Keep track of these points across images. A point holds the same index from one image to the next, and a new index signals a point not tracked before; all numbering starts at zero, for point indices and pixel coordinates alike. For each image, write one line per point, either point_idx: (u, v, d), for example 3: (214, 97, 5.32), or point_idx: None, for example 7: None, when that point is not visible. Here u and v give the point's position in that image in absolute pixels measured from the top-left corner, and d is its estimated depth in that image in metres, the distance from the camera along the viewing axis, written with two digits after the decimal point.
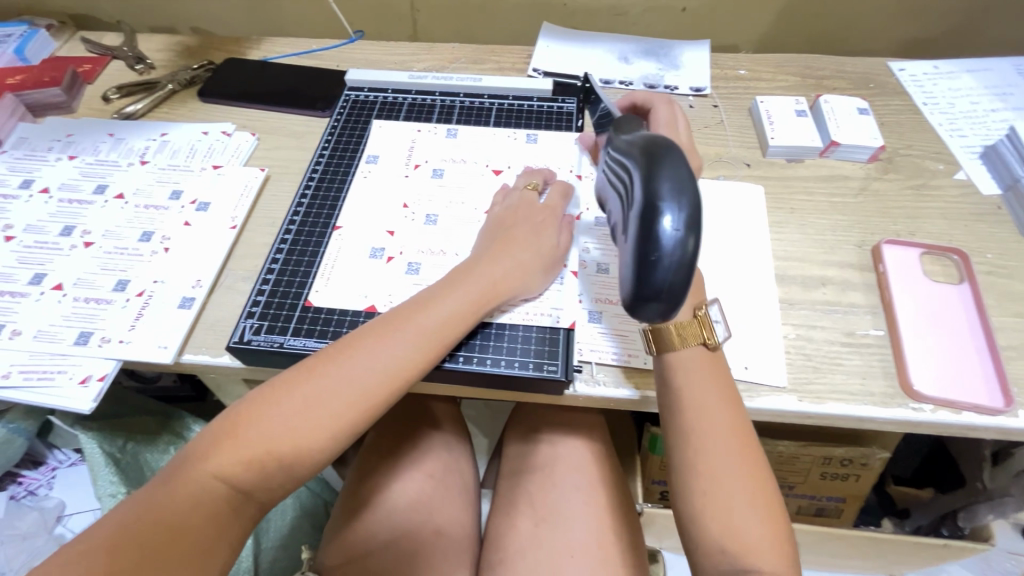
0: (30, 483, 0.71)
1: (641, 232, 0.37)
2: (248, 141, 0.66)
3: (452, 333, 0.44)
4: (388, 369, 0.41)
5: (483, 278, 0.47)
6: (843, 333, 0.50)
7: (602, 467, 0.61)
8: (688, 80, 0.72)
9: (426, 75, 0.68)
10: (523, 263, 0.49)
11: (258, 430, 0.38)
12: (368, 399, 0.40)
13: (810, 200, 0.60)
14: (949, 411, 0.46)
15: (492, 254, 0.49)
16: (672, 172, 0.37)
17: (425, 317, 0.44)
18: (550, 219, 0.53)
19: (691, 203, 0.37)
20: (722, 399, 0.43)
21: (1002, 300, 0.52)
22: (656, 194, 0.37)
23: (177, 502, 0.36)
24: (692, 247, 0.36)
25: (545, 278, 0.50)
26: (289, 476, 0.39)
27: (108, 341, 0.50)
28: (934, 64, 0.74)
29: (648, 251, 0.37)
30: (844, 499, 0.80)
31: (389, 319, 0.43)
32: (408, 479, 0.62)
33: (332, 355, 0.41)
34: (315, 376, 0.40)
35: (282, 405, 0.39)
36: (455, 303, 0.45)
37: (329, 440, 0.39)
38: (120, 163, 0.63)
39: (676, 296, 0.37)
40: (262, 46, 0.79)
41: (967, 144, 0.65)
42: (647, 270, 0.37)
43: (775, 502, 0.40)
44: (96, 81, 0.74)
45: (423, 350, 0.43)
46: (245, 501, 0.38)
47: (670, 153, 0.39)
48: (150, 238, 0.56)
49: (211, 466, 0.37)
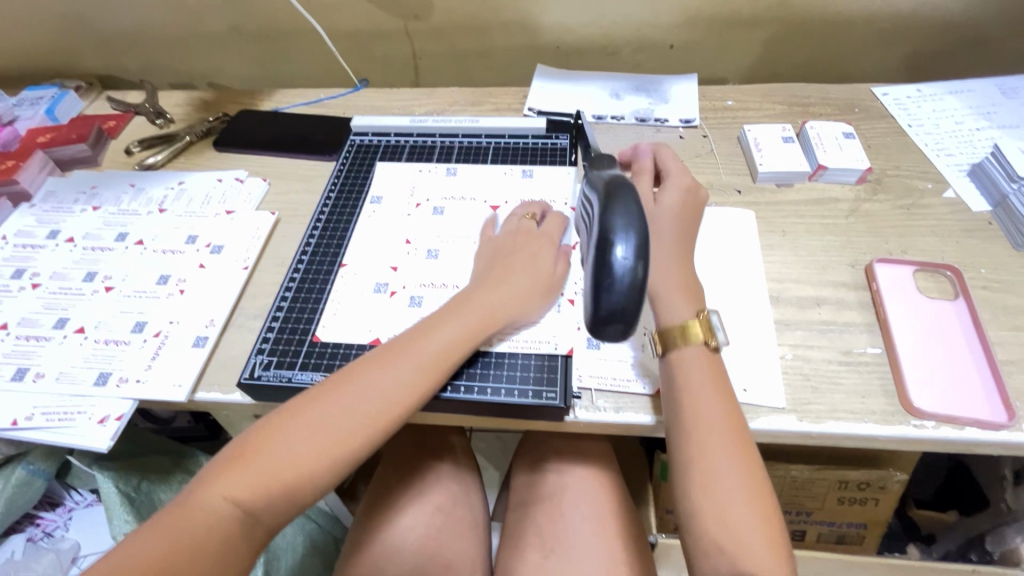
0: (47, 525, 0.72)
1: (599, 257, 0.43)
2: (259, 186, 0.69)
3: (454, 357, 0.46)
4: (390, 395, 0.42)
5: (483, 303, 0.49)
6: (840, 352, 0.51)
7: (611, 496, 0.61)
8: (678, 113, 0.75)
9: (426, 119, 0.72)
10: (522, 288, 0.51)
11: (269, 454, 0.39)
12: (374, 422, 0.42)
13: (802, 222, 0.61)
14: (952, 427, 0.46)
15: (491, 281, 0.51)
16: (624, 209, 0.44)
17: (427, 342, 0.45)
18: (547, 245, 0.55)
19: (640, 234, 0.43)
20: (721, 404, 0.44)
21: (998, 314, 0.52)
22: (611, 226, 0.44)
23: (189, 527, 0.37)
24: (640, 272, 0.42)
25: (542, 304, 0.52)
26: (296, 500, 0.39)
27: (126, 381, 0.52)
28: (917, 87, 0.76)
29: (604, 274, 0.43)
30: (865, 525, 0.77)
31: (393, 346, 0.45)
32: (417, 513, 0.62)
33: (338, 381, 0.43)
34: (323, 400, 0.42)
35: (290, 429, 0.40)
36: (456, 328, 0.47)
37: (336, 462, 0.40)
38: (140, 212, 0.67)
39: (631, 315, 0.42)
40: (274, 97, 0.84)
41: (954, 163, 0.66)
42: (603, 291, 0.43)
43: (773, 508, 0.41)
44: (119, 136, 0.79)
45: (426, 373, 0.44)
46: (251, 527, 0.38)
47: (623, 194, 0.46)
48: (167, 281, 0.59)
49: (221, 491, 0.38)
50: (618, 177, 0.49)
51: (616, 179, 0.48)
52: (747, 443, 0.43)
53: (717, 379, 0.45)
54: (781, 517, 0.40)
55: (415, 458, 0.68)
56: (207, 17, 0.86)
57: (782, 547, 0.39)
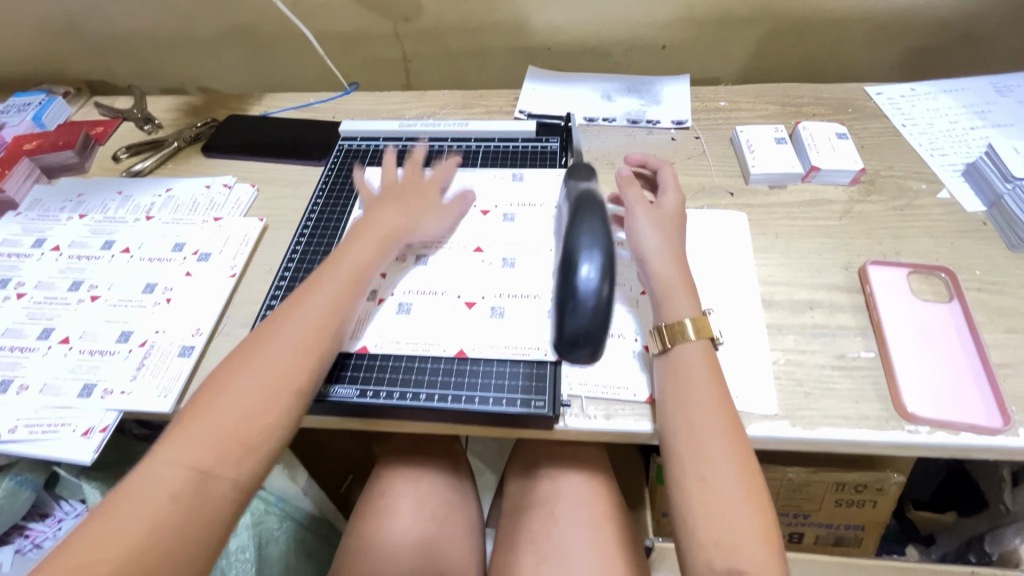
0: (36, 536, 0.71)
1: (565, 279, 0.48)
2: (248, 192, 0.68)
3: (367, 274, 0.50)
4: (313, 319, 0.45)
5: (378, 229, 0.54)
6: (833, 356, 0.50)
7: (606, 503, 0.60)
8: (669, 114, 0.74)
9: (416, 123, 0.71)
10: (412, 213, 0.57)
11: (212, 408, 0.39)
12: (307, 350, 0.44)
13: (795, 225, 0.61)
14: (947, 433, 0.45)
15: (382, 211, 0.55)
16: (589, 233, 0.49)
17: (338, 270, 0.49)
18: (431, 182, 0.61)
19: (604, 257, 0.48)
20: (718, 403, 0.44)
21: (993, 316, 0.52)
22: (577, 249, 0.49)
23: (142, 493, 0.36)
24: (605, 292, 0.47)
25: (437, 225, 0.58)
26: (249, 446, 0.39)
27: (110, 392, 0.51)
28: (911, 86, 0.76)
29: (569, 296, 0.47)
30: (863, 527, 0.76)
31: (309, 282, 0.49)
32: (410, 520, 0.61)
33: (264, 327, 0.45)
34: (259, 346, 0.43)
35: (230, 380, 0.41)
36: (360, 251, 0.51)
37: (281, 399, 0.41)
38: (126, 219, 0.66)
39: (596, 337, 0.47)
40: (263, 102, 0.83)
41: (948, 163, 0.66)
42: (568, 312, 0.47)
43: (765, 498, 0.41)
44: (107, 143, 0.78)
45: (344, 292, 0.48)
46: (208, 482, 0.37)
47: (590, 217, 0.51)
48: (153, 289, 0.59)
49: (171, 452, 0.37)
50: (591, 198, 0.54)
51: (586, 201, 0.53)
52: (742, 441, 0.43)
53: (713, 376, 0.46)
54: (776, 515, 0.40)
55: (408, 462, 0.67)
56: (195, 22, 0.86)
57: (775, 542, 0.39)
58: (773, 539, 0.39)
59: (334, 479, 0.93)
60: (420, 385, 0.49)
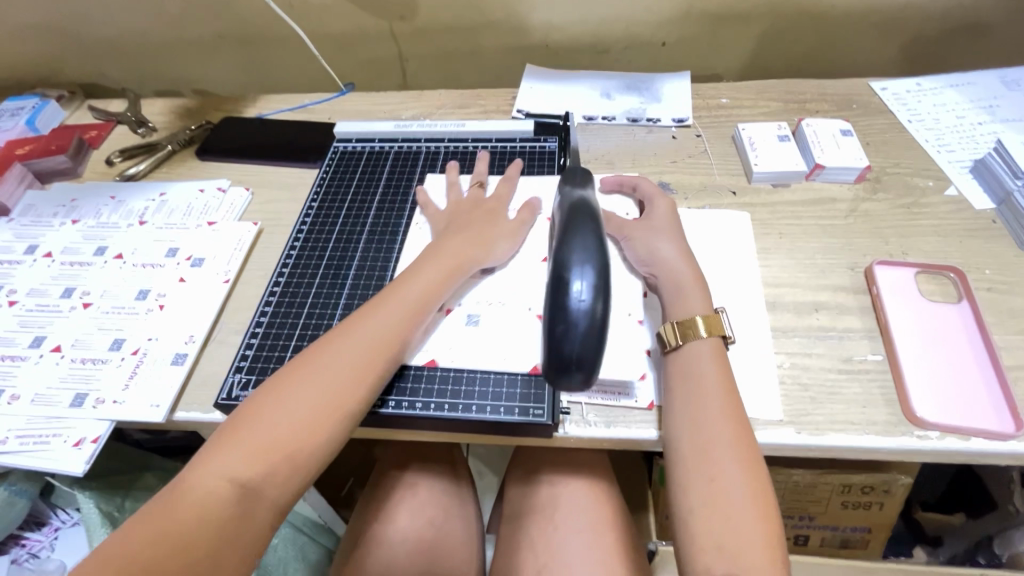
0: (32, 545, 0.70)
1: (555, 296, 0.42)
2: (242, 196, 0.67)
3: (430, 299, 0.48)
4: (376, 343, 0.44)
5: (447, 250, 0.52)
6: (840, 360, 0.49)
7: (608, 509, 0.59)
8: (670, 112, 0.73)
9: (411, 124, 0.70)
10: (480, 234, 0.54)
11: (261, 426, 0.38)
12: (364, 378, 0.42)
13: (798, 224, 0.59)
14: (957, 438, 0.44)
15: (453, 233, 0.54)
16: (582, 243, 0.44)
17: (403, 290, 0.48)
18: (498, 204, 0.58)
19: (598, 269, 0.42)
20: (728, 413, 0.43)
21: (1003, 317, 0.50)
22: (568, 261, 0.43)
23: (186, 507, 0.35)
24: (599, 312, 0.41)
25: (507, 246, 0.54)
26: (296, 469, 0.38)
27: (102, 402, 0.50)
28: (917, 81, 0.74)
29: (560, 315, 0.41)
30: (869, 529, 0.75)
31: (372, 301, 0.47)
32: (408, 527, 0.60)
33: (323, 346, 0.43)
34: (313, 364, 0.42)
35: (283, 397, 0.40)
36: (427, 275, 0.49)
37: (333, 427, 0.40)
38: (120, 225, 0.65)
39: (590, 361, 0.41)
40: (258, 103, 0.82)
41: (956, 159, 0.64)
42: (559, 334, 0.41)
43: (775, 513, 0.39)
44: (100, 147, 0.77)
45: (406, 316, 0.46)
46: (255, 503, 0.36)
47: (581, 223, 0.45)
48: (147, 296, 0.58)
49: (218, 467, 0.36)
50: (584, 203, 0.48)
51: (579, 208, 0.47)
52: (749, 444, 0.42)
53: (722, 375, 0.45)
54: (781, 520, 0.39)
55: (406, 470, 0.66)
56: (189, 24, 0.85)
57: (777, 547, 0.37)
58: (778, 549, 0.37)
59: (334, 483, 0.92)
60: (416, 394, 0.48)
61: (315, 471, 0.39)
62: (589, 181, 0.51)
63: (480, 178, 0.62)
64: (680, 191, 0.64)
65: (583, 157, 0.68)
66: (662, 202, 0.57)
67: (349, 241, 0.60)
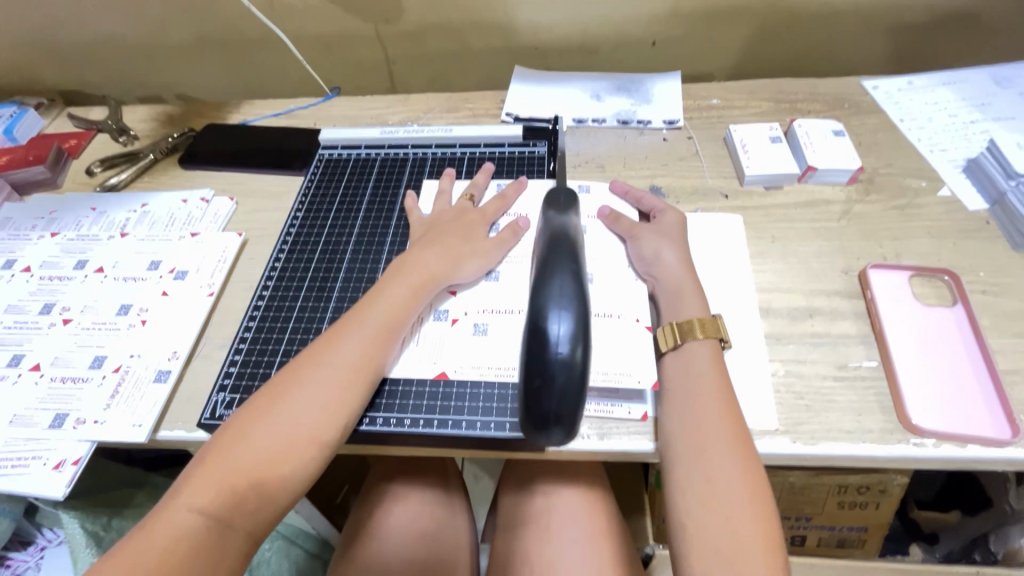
0: (18, 565, 0.72)
1: (534, 343, 0.41)
2: (226, 205, 0.66)
3: (399, 320, 0.47)
4: (347, 364, 0.43)
5: (414, 269, 0.50)
6: (834, 367, 0.48)
7: (604, 517, 0.58)
8: (661, 113, 0.72)
9: (398, 130, 0.69)
10: (454, 251, 0.52)
11: (230, 458, 0.38)
12: (337, 404, 0.41)
13: (792, 228, 0.59)
14: (954, 445, 0.44)
15: (423, 246, 0.52)
16: (560, 286, 0.42)
17: (373, 312, 0.46)
18: (479, 218, 0.56)
19: (576, 317, 0.41)
20: (724, 415, 0.42)
21: (999, 320, 0.50)
22: (546, 306, 0.42)
23: (156, 540, 0.34)
24: (578, 359, 0.40)
25: (480, 264, 0.53)
26: (266, 499, 0.37)
27: (83, 422, 0.49)
28: (908, 79, 0.73)
29: (538, 367, 0.40)
30: (866, 529, 0.72)
31: (343, 323, 0.46)
32: (397, 541, 0.59)
33: (294, 371, 0.42)
34: (282, 391, 0.41)
35: (252, 427, 0.39)
36: (396, 295, 0.48)
37: (307, 453, 0.39)
38: (100, 237, 0.64)
39: (569, 416, 0.41)
40: (242, 109, 0.80)
41: (949, 159, 0.64)
42: (538, 387, 0.40)
43: (774, 515, 0.38)
44: (81, 156, 0.75)
45: (376, 341, 0.45)
46: (226, 534, 0.36)
47: (561, 263, 0.44)
48: (128, 311, 0.56)
49: (187, 499, 0.36)
50: (565, 237, 0.47)
51: (557, 243, 0.46)
52: (747, 443, 0.41)
53: (717, 378, 0.44)
54: (779, 521, 0.38)
55: (398, 480, 0.65)
56: (170, 29, 0.83)
57: (776, 550, 0.37)
58: (778, 553, 0.36)
59: (329, 491, 0.91)
60: (403, 410, 0.47)
61: (289, 499, 0.39)
62: (573, 205, 0.51)
63: (476, 189, 0.60)
64: (671, 194, 0.63)
65: (573, 161, 0.67)
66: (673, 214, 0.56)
67: (335, 252, 0.59)
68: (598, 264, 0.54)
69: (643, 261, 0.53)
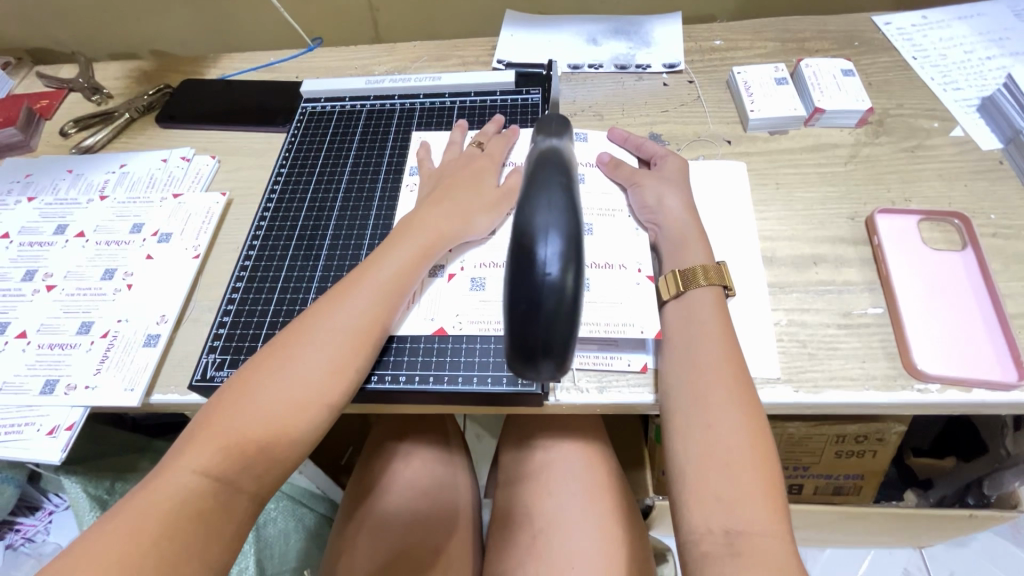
0: (27, 530, 0.75)
1: (517, 264, 0.32)
2: (208, 164, 0.63)
3: (405, 282, 0.45)
4: (350, 327, 0.41)
5: (425, 228, 0.47)
6: (839, 315, 0.47)
7: (605, 472, 0.58)
8: (660, 57, 0.68)
9: (383, 79, 0.66)
10: (464, 207, 0.49)
11: (233, 420, 0.37)
12: (342, 367, 0.40)
13: (797, 173, 0.56)
14: (958, 390, 0.43)
15: (431, 202, 0.49)
16: (547, 199, 0.33)
17: (376, 272, 0.44)
18: (473, 168, 0.53)
19: (567, 234, 0.32)
20: (727, 365, 0.41)
21: (1009, 264, 0.49)
22: (531, 222, 0.33)
23: (156, 503, 0.33)
24: (571, 285, 0.31)
25: (492, 219, 0.50)
26: (273, 461, 0.37)
27: (74, 388, 0.48)
28: (923, 14, 0.69)
29: (522, 289, 0.31)
30: (862, 476, 0.71)
31: (343, 283, 0.44)
32: (400, 498, 0.60)
33: (294, 332, 0.41)
34: (283, 353, 0.40)
35: (254, 390, 0.38)
36: (402, 254, 0.46)
37: (311, 416, 0.38)
38: (79, 201, 0.61)
39: (561, 344, 0.32)
40: (220, 63, 0.76)
41: (962, 97, 0.61)
42: (523, 315, 0.31)
43: (774, 460, 0.38)
44: (53, 117, 0.72)
45: (382, 301, 0.43)
46: (233, 496, 0.35)
47: (548, 178, 0.35)
48: (113, 275, 0.55)
49: (189, 462, 0.35)
50: (555, 155, 0.37)
51: (547, 157, 0.37)
52: (747, 390, 0.40)
53: (721, 325, 0.43)
54: (779, 467, 0.37)
55: (398, 440, 0.65)
56: None
57: (777, 496, 0.36)
58: (779, 499, 0.36)
59: (333, 452, 0.91)
60: (398, 367, 0.46)
61: (295, 460, 0.38)
62: (566, 132, 0.41)
63: (486, 137, 0.57)
64: (672, 142, 0.60)
65: (568, 109, 0.64)
66: (674, 159, 0.54)
67: (322, 211, 0.57)
68: (600, 213, 0.52)
69: (646, 209, 0.51)
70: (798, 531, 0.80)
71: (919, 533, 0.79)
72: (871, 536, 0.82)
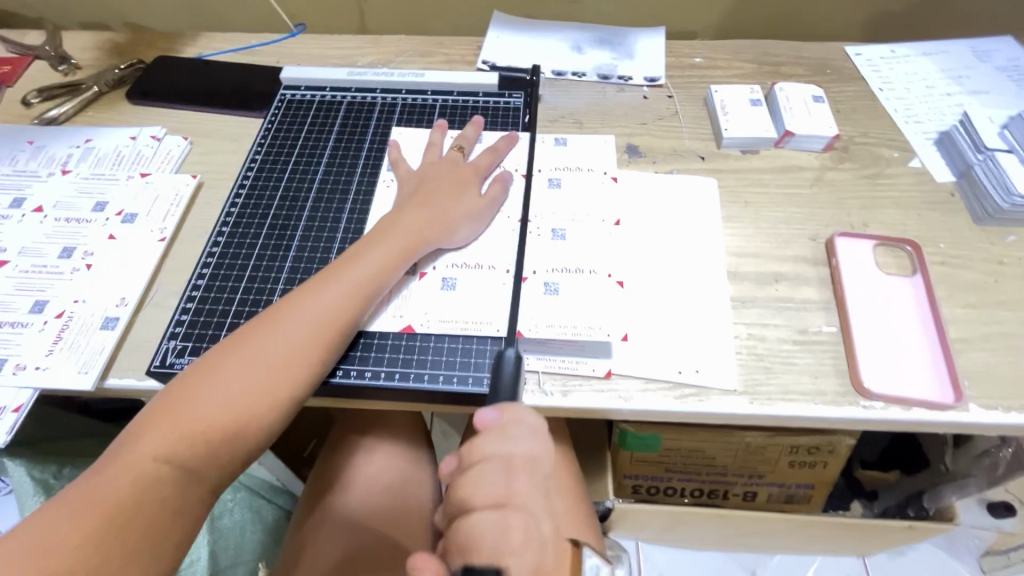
0: None
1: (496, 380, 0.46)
2: (179, 145, 0.62)
3: (381, 281, 0.45)
4: (321, 320, 0.41)
5: (402, 230, 0.48)
6: (795, 331, 0.49)
7: (567, 471, 0.59)
8: (643, 70, 0.69)
9: (366, 72, 0.65)
10: (442, 212, 0.50)
11: (195, 407, 0.36)
12: (310, 359, 0.40)
13: (765, 192, 0.58)
14: (899, 408, 0.45)
15: (414, 204, 0.50)
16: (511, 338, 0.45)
17: (352, 268, 0.44)
18: (456, 173, 0.54)
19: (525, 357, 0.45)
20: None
21: (953, 290, 0.51)
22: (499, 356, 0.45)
23: (111, 488, 0.33)
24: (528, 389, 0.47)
25: (472, 227, 0.52)
26: (236, 449, 0.37)
27: (23, 368, 0.46)
28: (891, 48, 0.73)
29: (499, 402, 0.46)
30: (812, 485, 0.74)
31: (317, 278, 0.44)
32: (360, 494, 0.59)
33: (262, 324, 0.41)
34: (249, 344, 0.39)
35: (218, 377, 0.38)
36: (380, 254, 0.46)
37: (274, 409, 0.38)
38: (39, 173, 0.59)
39: None
40: (197, 42, 0.74)
41: (922, 130, 0.64)
42: None
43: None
44: (15, 84, 0.69)
45: (353, 298, 0.43)
46: (194, 484, 0.35)
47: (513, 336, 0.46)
48: (71, 254, 0.53)
49: (147, 446, 0.35)
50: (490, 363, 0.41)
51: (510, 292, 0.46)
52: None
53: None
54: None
55: (360, 436, 0.64)
56: None
57: None
58: None
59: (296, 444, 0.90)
60: (365, 363, 0.46)
61: (257, 449, 0.38)
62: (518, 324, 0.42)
63: (467, 142, 0.58)
64: (649, 154, 0.61)
65: (548, 115, 0.64)
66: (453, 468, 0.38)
67: (295, 201, 0.56)
68: (573, 220, 0.54)
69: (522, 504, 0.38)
70: (750, 536, 0.83)
71: (862, 541, 0.82)
72: (819, 543, 0.86)
